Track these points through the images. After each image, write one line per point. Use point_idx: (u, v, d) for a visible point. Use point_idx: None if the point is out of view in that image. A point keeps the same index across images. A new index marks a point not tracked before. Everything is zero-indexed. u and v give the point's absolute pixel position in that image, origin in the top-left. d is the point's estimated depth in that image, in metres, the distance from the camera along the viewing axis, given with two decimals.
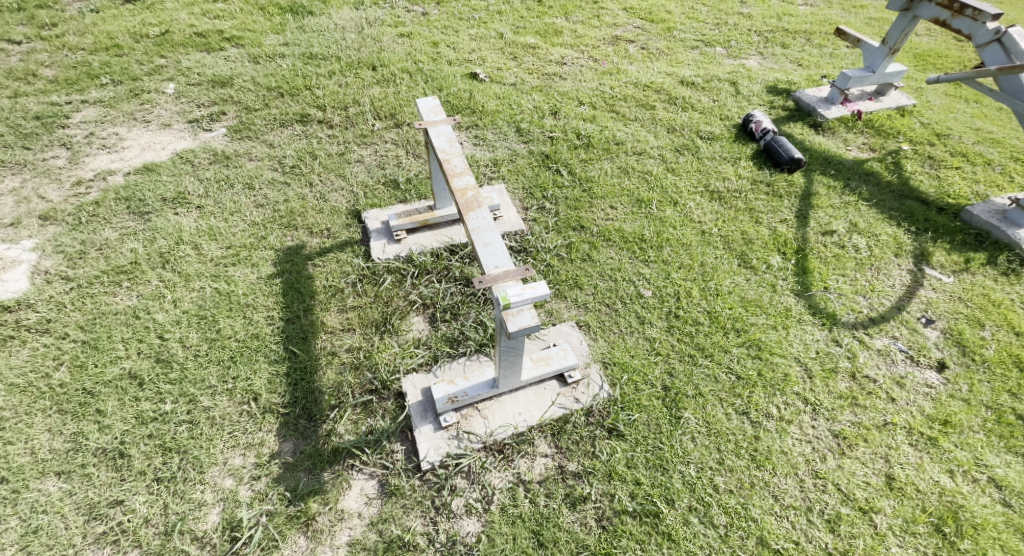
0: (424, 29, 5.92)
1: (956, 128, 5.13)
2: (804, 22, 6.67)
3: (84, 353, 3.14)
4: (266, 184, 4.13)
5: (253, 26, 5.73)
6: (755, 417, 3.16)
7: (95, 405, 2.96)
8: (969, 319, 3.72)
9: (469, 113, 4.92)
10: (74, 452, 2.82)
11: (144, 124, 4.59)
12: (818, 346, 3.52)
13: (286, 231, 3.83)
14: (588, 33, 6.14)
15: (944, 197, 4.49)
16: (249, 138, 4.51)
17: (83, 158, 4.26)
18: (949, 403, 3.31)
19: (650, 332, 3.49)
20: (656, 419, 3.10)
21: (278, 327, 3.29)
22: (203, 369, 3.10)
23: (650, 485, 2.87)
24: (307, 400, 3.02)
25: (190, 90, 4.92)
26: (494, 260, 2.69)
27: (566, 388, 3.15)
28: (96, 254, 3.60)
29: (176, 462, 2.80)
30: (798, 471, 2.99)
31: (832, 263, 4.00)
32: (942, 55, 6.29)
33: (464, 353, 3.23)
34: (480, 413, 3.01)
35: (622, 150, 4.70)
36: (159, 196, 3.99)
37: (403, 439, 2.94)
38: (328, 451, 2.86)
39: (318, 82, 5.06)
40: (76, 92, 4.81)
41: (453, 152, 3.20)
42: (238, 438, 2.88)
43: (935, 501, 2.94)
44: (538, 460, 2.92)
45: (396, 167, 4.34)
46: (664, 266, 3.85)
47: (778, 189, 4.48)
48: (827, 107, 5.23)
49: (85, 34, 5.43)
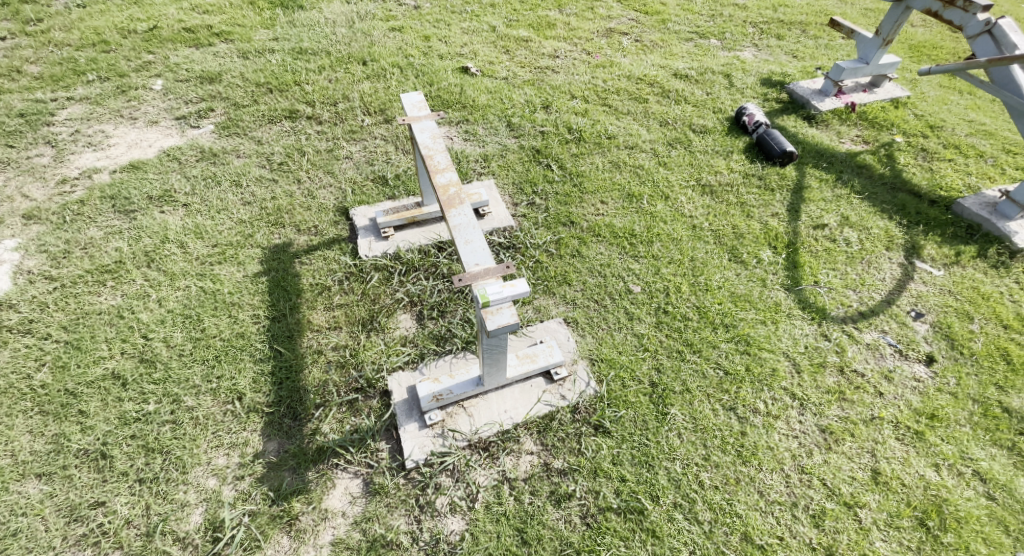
0: (416, 23, 5.87)
1: (949, 120, 5.10)
2: (799, 13, 6.62)
3: (67, 354, 3.12)
4: (253, 181, 4.11)
5: (242, 21, 5.69)
6: (742, 412, 3.16)
7: (78, 406, 2.95)
8: (958, 312, 3.71)
9: (460, 108, 4.89)
10: (55, 454, 2.81)
11: (131, 121, 4.56)
12: (807, 341, 3.51)
13: (273, 228, 3.81)
14: (581, 26, 6.10)
15: (936, 189, 4.47)
16: (237, 134, 4.48)
17: (68, 156, 4.23)
18: (936, 397, 3.31)
19: (639, 328, 3.47)
20: (642, 415, 3.09)
21: (264, 326, 3.28)
22: (187, 368, 3.09)
23: (635, 482, 2.86)
24: (292, 399, 3.01)
25: (177, 86, 4.89)
26: (475, 257, 2.66)
27: (552, 385, 3.14)
28: (81, 254, 3.58)
29: (159, 463, 2.80)
30: (784, 466, 2.99)
31: (822, 257, 3.98)
32: (937, 46, 6.25)
33: (451, 351, 3.22)
34: (465, 411, 3.00)
35: (613, 144, 4.67)
36: (145, 195, 3.96)
37: (389, 437, 2.93)
38: (313, 450, 2.85)
39: (307, 77, 5.02)
40: (62, 89, 4.77)
41: (436, 148, 3.18)
42: (222, 438, 2.88)
43: (920, 496, 2.94)
44: (523, 457, 2.91)
45: (385, 162, 4.32)
46: (653, 262, 3.83)
47: (770, 183, 4.45)
48: (820, 100, 5.20)
49: (72, 29, 5.38)
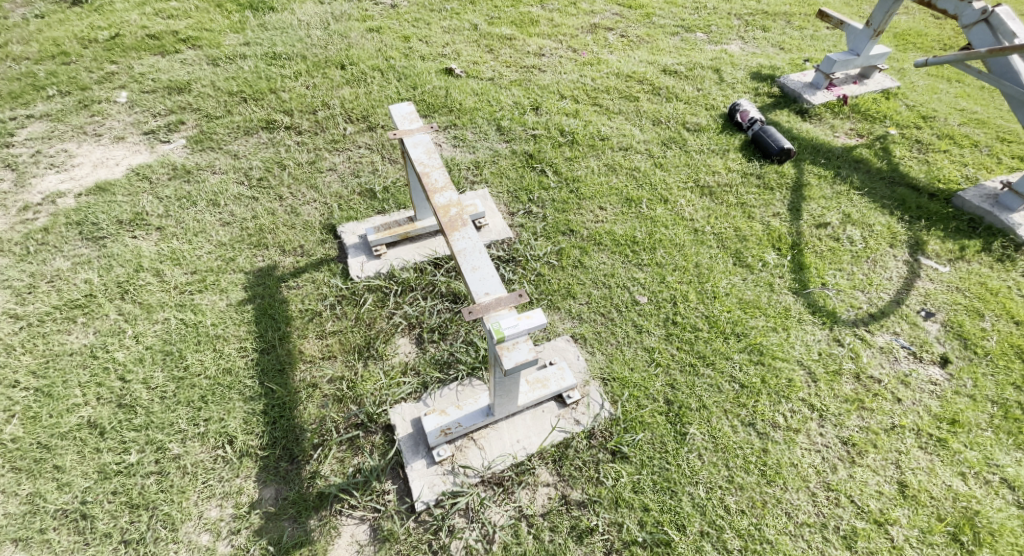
0: (394, 23, 5.63)
1: (941, 110, 4.98)
2: (784, 3, 6.51)
3: (38, 403, 2.88)
4: (232, 200, 3.85)
5: (210, 25, 5.38)
6: (762, 428, 3.03)
7: (53, 461, 2.72)
8: (968, 310, 3.58)
9: (446, 112, 4.67)
10: (31, 516, 2.59)
11: (96, 138, 4.26)
12: (820, 347, 3.37)
13: (256, 250, 3.57)
14: (565, 22, 5.90)
15: (935, 181, 4.34)
16: (211, 148, 4.21)
17: (30, 179, 3.93)
18: (955, 400, 3.20)
19: (648, 341, 3.32)
20: (660, 437, 2.96)
21: (252, 360, 3.06)
22: (171, 412, 2.87)
23: (659, 511, 2.74)
24: (287, 440, 2.82)
25: (144, 98, 4.59)
26: (484, 286, 2.52)
27: (565, 410, 3.00)
28: (48, 288, 3.31)
29: (146, 520, 2.59)
30: (810, 484, 2.88)
31: (827, 258, 3.83)
32: (923, 34, 6.19)
33: (456, 378, 3.04)
34: (475, 443, 2.84)
35: (607, 145, 4.49)
36: (115, 219, 3.69)
37: (395, 477, 2.75)
38: (313, 495, 2.67)
39: (283, 84, 4.76)
40: (20, 105, 4.45)
41: (432, 164, 2.98)
42: (213, 488, 2.68)
43: (950, 508, 2.85)
44: (540, 490, 2.77)
45: (372, 174, 4.09)
46: (658, 269, 3.67)
47: (769, 182, 4.29)
48: (812, 93, 5.05)
49: (28, 41, 5.04)
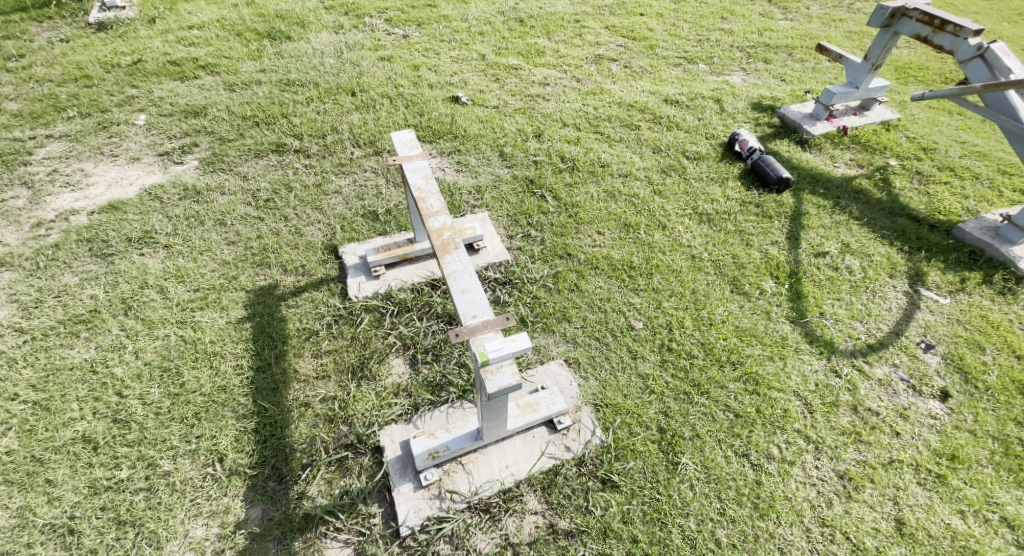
0: (404, 52, 5.79)
1: (942, 142, 4.99)
2: (786, 36, 6.59)
3: (35, 416, 2.94)
4: (238, 220, 3.94)
5: (229, 53, 5.56)
6: (756, 459, 3.00)
7: (45, 474, 2.77)
8: (968, 343, 3.53)
9: (451, 138, 4.76)
10: (19, 530, 2.63)
11: (112, 158, 4.38)
12: (817, 378, 3.33)
13: (259, 269, 3.63)
14: (570, 53, 6.02)
15: (936, 213, 4.31)
16: (221, 170, 4.33)
17: (45, 198, 4.04)
18: (955, 435, 3.14)
19: (643, 367, 3.31)
20: (652, 466, 2.95)
21: (247, 378, 3.11)
22: (164, 428, 2.93)
23: (648, 543, 2.73)
24: (277, 459, 2.86)
25: (161, 121, 4.74)
26: (472, 309, 2.57)
27: (556, 436, 3.01)
28: (54, 303, 3.40)
29: (131, 538, 2.63)
30: (804, 519, 2.84)
31: (826, 287, 3.80)
32: (924, 68, 6.25)
33: (447, 401, 3.06)
34: (464, 468, 2.86)
35: (608, 172, 4.54)
36: (124, 237, 3.78)
37: (382, 499, 2.78)
38: (299, 517, 2.70)
39: (294, 109, 4.89)
40: (41, 126, 4.60)
41: (429, 190, 3.05)
42: (201, 506, 2.72)
43: (948, 547, 2.79)
44: (527, 518, 2.77)
45: (375, 197, 4.16)
46: (654, 295, 3.67)
47: (768, 211, 4.29)
48: (813, 123, 5.07)
49: (54, 64, 5.24)
